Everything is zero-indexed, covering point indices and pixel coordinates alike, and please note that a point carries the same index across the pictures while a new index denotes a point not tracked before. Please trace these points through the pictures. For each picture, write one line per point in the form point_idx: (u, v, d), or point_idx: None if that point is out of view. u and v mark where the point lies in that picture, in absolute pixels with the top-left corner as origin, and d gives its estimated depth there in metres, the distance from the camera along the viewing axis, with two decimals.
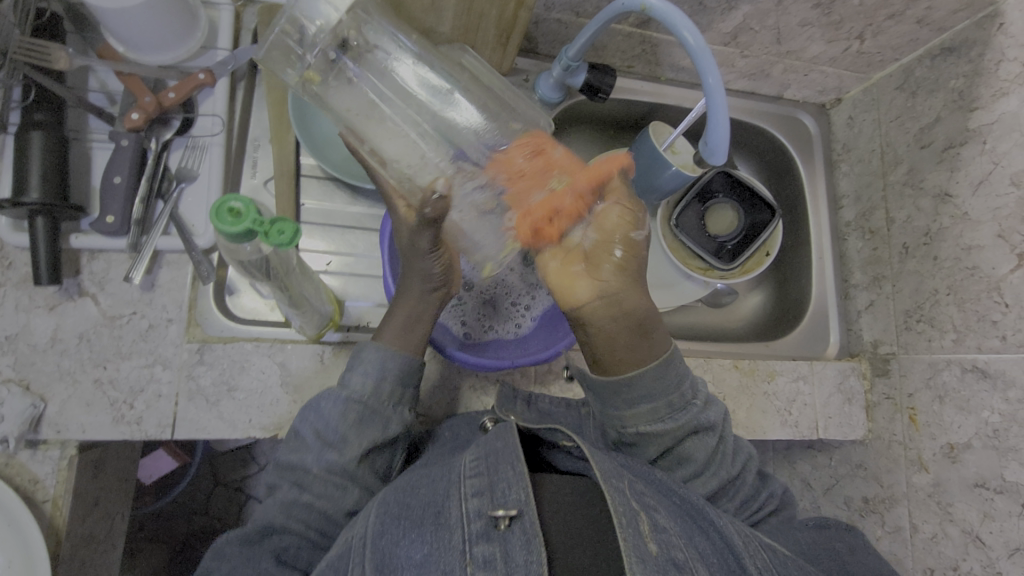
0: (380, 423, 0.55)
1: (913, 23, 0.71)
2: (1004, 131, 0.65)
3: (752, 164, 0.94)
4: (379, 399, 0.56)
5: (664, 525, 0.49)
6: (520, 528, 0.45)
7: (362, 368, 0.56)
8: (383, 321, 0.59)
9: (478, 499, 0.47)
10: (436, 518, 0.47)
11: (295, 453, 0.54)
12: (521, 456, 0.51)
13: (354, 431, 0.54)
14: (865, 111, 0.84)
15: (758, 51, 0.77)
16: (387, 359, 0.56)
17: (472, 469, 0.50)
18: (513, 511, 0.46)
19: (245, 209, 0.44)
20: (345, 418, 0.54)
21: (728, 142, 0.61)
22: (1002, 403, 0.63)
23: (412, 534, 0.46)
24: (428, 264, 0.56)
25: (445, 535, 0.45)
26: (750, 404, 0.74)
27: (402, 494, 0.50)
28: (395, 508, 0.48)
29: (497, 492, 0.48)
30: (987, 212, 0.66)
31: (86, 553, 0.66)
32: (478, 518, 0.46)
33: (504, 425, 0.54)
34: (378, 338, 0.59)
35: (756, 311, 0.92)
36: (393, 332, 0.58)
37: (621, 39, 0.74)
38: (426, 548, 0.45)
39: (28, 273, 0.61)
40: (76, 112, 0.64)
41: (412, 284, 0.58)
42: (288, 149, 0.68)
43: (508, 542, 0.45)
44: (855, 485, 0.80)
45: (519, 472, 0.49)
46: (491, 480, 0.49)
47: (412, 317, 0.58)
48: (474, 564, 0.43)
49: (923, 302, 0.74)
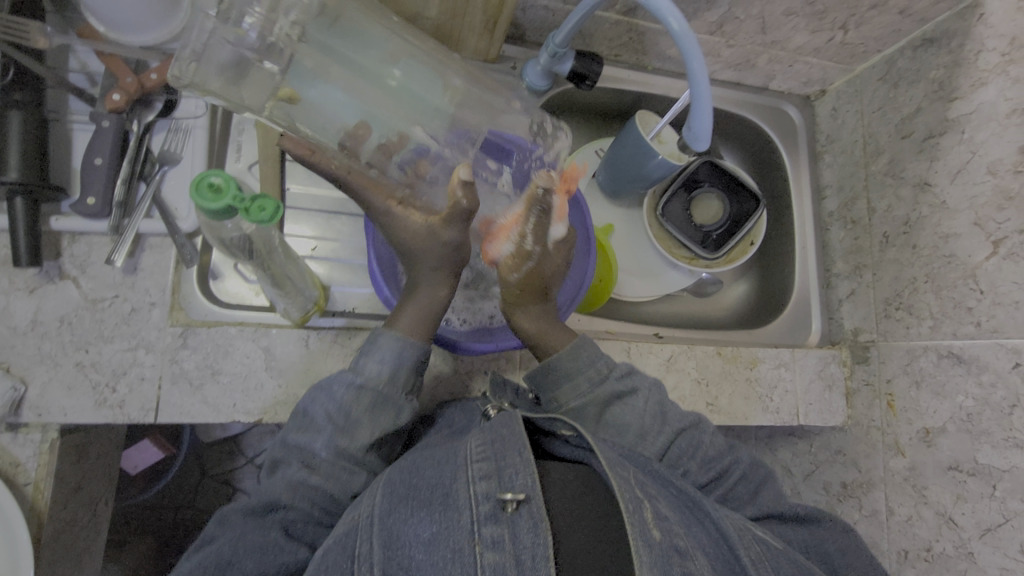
0: (395, 408, 0.56)
1: (895, 13, 0.71)
2: (981, 121, 0.66)
3: (737, 155, 0.95)
4: (393, 386, 0.57)
5: (666, 514, 0.50)
6: (528, 512, 0.45)
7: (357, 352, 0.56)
8: (397, 311, 0.59)
9: (485, 483, 0.47)
10: (444, 499, 0.47)
11: (305, 433, 0.54)
12: (527, 443, 0.50)
13: (367, 417, 0.55)
14: (849, 102, 0.85)
15: (743, 41, 0.77)
16: (403, 347, 0.57)
17: (478, 453, 0.49)
18: (520, 495, 0.46)
19: (226, 184, 0.43)
20: (359, 403, 0.55)
21: (711, 128, 0.61)
22: (976, 387, 0.65)
23: (421, 513, 0.46)
24: (445, 253, 0.58)
25: (453, 515, 0.45)
26: (733, 391, 0.75)
27: (408, 475, 0.49)
28: (401, 489, 0.48)
29: (504, 476, 0.47)
30: (965, 201, 0.67)
31: (69, 538, 0.66)
32: (485, 501, 0.46)
33: (510, 413, 0.54)
34: (391, 327, 0.58)
35: (740, 300, 0.93)
36: (409, 325, 0.58)
37: (608, 26, 0.75)
38: (434, 527, 0.45)
39: (7, 255, 0.60)
40: (56, 92, 0.63)
41: (422, 275, 0.59)
42: (272, 132, 0.67)
43: (515, 525, 0.45)
44: (835, 471, 0.82)
45: (526, 459, 0.48)
46: (497, 465, 0.48)
47: (427, 309, 0.59)
48: (482, 544, 0.43)
49: (903, 290, 0.75)
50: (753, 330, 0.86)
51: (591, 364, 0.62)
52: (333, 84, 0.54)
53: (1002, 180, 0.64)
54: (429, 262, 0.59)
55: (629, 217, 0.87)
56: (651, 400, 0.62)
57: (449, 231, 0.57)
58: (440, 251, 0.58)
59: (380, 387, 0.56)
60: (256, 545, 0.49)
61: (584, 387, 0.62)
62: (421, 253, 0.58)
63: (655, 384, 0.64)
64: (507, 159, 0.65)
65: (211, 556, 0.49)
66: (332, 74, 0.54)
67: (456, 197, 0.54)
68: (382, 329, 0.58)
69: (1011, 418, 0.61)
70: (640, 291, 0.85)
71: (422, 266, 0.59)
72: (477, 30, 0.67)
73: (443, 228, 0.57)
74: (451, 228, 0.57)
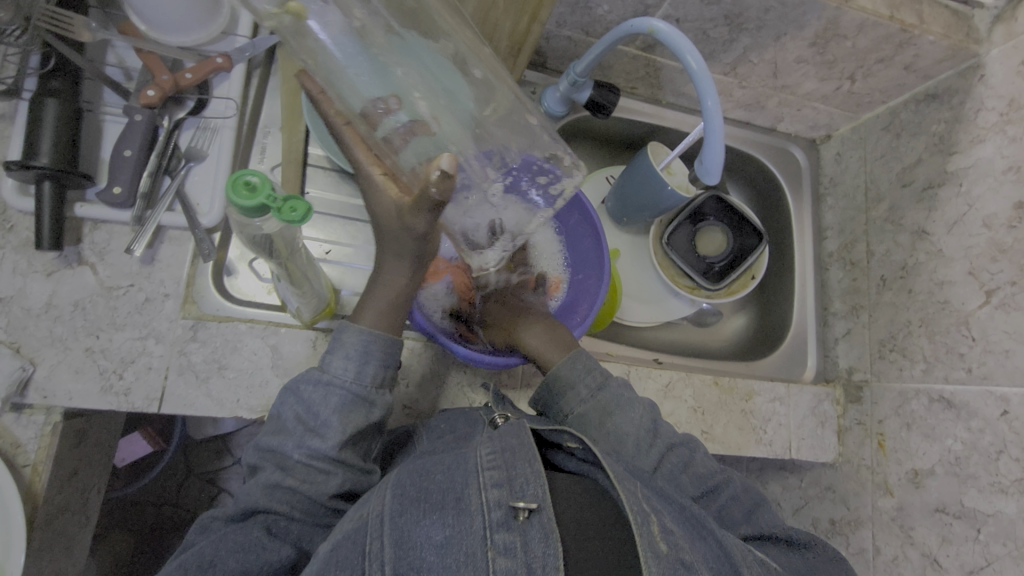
0: (367, 406, 0.56)
1: (901, 68, 0.75)
2: (979, 175, 0.69)
3: (743, 191, 0.98)
4: (362, 383, 0.56)
5: (672, 528, 0.50)
6: (539, 521, 0.47)
7: (342, 352, 0.56)
8: (362, 299, 0.59)
9: (497, 490, 0.48)
10: (456, 503, 0.48)
11: (278, 437, 0.55)
12: (537, 455, 0.51)
13: (336, 416, 0.54)
14: (853, 148, 0.89)
15: (755, 83, 0.81)
16: (370, 343, 0.57)
17: (489, 461, 0.50)
18: (532, 505, 0.47)
19: (261, 184, 0.45)
20: (326, 403, 0.55)
21: (722, 164, 0.63)
22: (964, 432, 0.66)
23: (434, 516, 0.47)
24: (415, 242, 0.55)
25: (466, 519, 0.47)
26: (728, 421, 0.76)
27: (419, 478, 0.50)
28: (411, 492, 0.48)
29: (516, 484, 0.49)
30: (960, 250, 0.70)
31: (59, 525, 0.65)
32: (497, 508, 0.47)
33: (518, 423, 0.55)
34: (356, 320, 0.58)
35: (739, 332, 0.95)
36: (373, 314, 0.58)
37: (626, 60, 0.78)
38: (447, 530, 0.46)
39: (29, 238, 0.61)
40: (92, 84, 0.65)
41: (391, 262, 0.58)
42: (298, 137, 0.70)
43: (527, 534, 0.46)
44: (823, 507, 0.83)
45: (537, 469, 0.50)
46: (509, 474, 0.49)
47: (392, 299, 0.59)
48: (494, 550, 0.45)
49: (897, 333, 0.77)
50: (750, 363, 0.88)
51: (592, 383, 0.64)
52: (374, 62, 0.55)
53: (996, 234, 0.66)
54: (397, 249, 0.57)
55: (635, 245, 0.89)
56: (654, 425, 0.63)
57: (417, 225, 0.52)
58: (409, 243, 0.55)
59: (347, 385, 0.55)
60: (237, 545, 0.49)
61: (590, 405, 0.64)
62: (395, 240, 0.56)
63: (657, 410, 0.66)
64: (518, 172, 0.56)
65: (193, 555, 0.48)
66: (376, 56, 0.55)
67: (428, 184, 0.47)
68: (348, 325, 0.57)
69: (997, 464, 0.62)
70: (639, 316, 0.87)
71: (387, 252, 0.58)
72: (503, 54, 0.70)
73: (413, 219, 0.52)
74: (417, 219, 0.51)
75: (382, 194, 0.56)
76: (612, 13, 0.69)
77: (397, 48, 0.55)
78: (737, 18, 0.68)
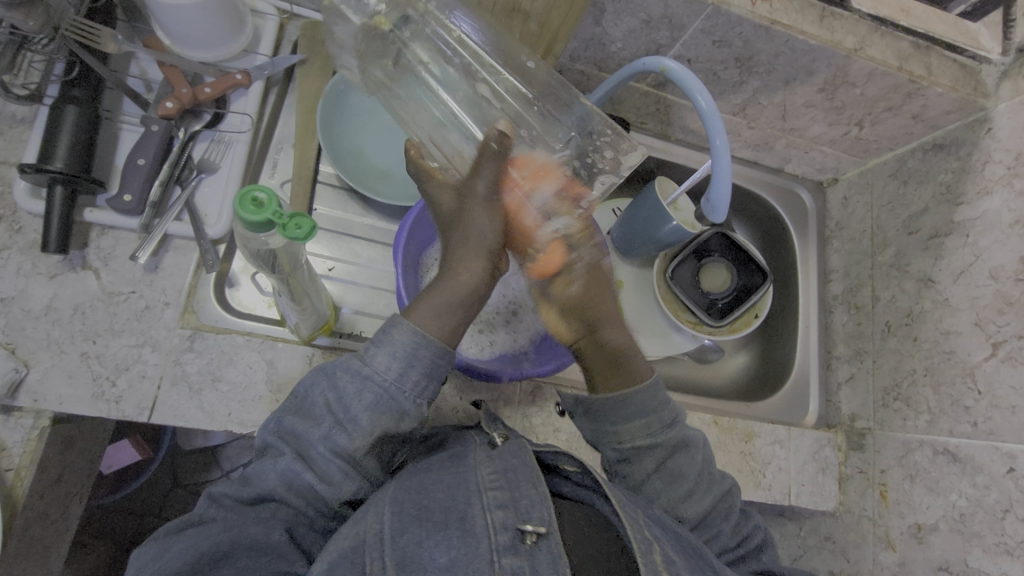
0: (398, 416, 0.50)
1: (908, 117, 0.76)
2: (986, 227, 0.69)
3: (748, 230, 0.98)
4: (403, 391, 0.50)
5: (674, 557, 0.50)
6: (546, 545, 0.46)
7: (390, 349, 0.50)
8: (420, 297, 0.51)
9: (502, 512, 0.47)
10: (461, 523, 0.47)
11: (304, 421, 0.50)
12: (542, 476, 0.50)
13: (367, 414, 0.49)
14: (859, 193, 0.89)
15: (764, 124, 0.82)
16: (417, 347, 0.49)
17: (492, 482, 0.50)
18: (540, 528, 0.46)
19: (268, 200, 0.45)
20: (360, 400, 0.49)
21: (729, 202, 0.63)
22: (969, 487, 0.65)
23: (438, 536, 0.46)
24: (482, 215, 0.50)
25: (472, 541, 0.46)
26: (726, 462, 0.74)
27: (418, 495, 0.49)
28: (412, 509, 0.47)
29: (521, 507, 0.48)
30: (966, 300, 0.69)
31: (37, 532, 0.64)
32: (504, 531, 0.46)
33: (520, 442, 0.54)
34: (405, 318, 0.51)
35: (739, 371, 0.93)
36: (429, 319, 0.50)
37: (637, 96, 0.79)
38: (452, 552, 0.45)
39: (35, 240, 0.62)
40: (113, 94, 0.67)
41: (455, 260, 0.51)
42: (309, 156, 0.71)
43: (534, 559, 0.45)
44: (823, 558, 0.80)
45: (542, 491, 0.49)
46: (513, 494, 0.48)
47: (451, 302, 0.50)
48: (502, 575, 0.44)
49: (901, 381, 0.76)
50: (750, 403, 0.87)
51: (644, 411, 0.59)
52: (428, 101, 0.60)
53: (1003, 286, 0.66)
54: (461, 240, 0.51)
55: (639, 278, 0.89)
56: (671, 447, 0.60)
57: (480, 181, 0.50)
58: (476, 217, 0.50)
59: (387, 388, 0.49)
60: (254, 542, 0.45)
61: (651, 429, 0.59)
62: (466, 226, 0.51)
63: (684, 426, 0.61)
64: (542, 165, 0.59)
65: (205, 543, 0.44)
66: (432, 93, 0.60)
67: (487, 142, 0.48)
68: (399, 320, 0.50)
69: (1003, 524, 0.61)
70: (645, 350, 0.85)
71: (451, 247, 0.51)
72: None
73: (477, 177, 0.50)
74: (480, 177, 0.50)
75: (437, 186, 0.54)
76: (626, 50, 0.70)
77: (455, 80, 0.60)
78: (747, 61, 0.69)
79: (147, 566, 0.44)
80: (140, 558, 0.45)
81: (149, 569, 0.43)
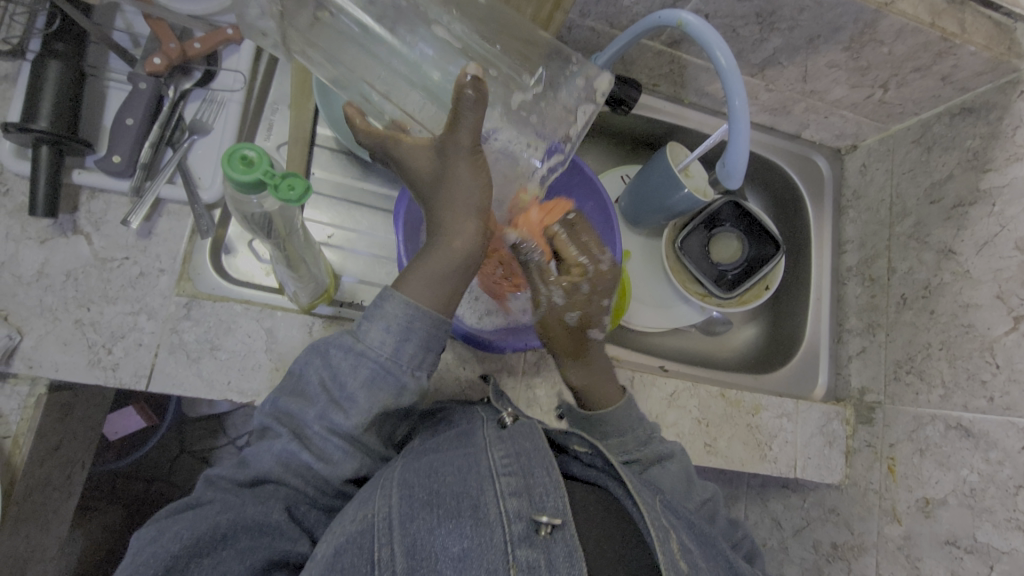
0: (393, 386, 0.48)
1: (937, 79, 0.72)
2: (1014, 195, 0.66)
3: (761, 198, 0.95)
4: (398, 361, 0.48)
5: (689, 545, 0.49)
6: (562, 537, 0.44)
7: (383, 323, 0.48)
8: (409, 267, 0.49)
9: (516, 500, 0.46)
10: (474, 512, 0.46)
11: (298, 401, 0.49)
12: (555, 461, 0.49)
13: (363, 392, 0.47)
14: (879, 160, 0.85)
15: (783, 86, 0.78)
16: (413, 320, 0.47)
17: (504, 466, 0.49)
18: (555, 520, 0.45)
19: (258, 158, 0.43)
20: (356, 376, 0.47)
21: (746, 168, 0.60)
22: (982, 463, 0.64)
23: (450, 524, 0.45)
24: (466, 176, 0.46)
25: (486, 532, 0.44)
26: (733, 434, 0.73)
27: (427, 477, 0.48)
28: (422, 494, 0.47)
29: (535, 495, 0.46)
30: (989, 272, 0.67)
31: (39, 498, 0.64)
32: (518, 521, 0.45)
33: (530, 425, 0.53)
34: (398, 290, 0.48)
35: (748, 344, 0.91)
36: (421, 290, 0.48)
37: (650, 56, 0.75)
38: (465, 542, 0.44)
39: (24, 203, 0.59)
40: (98, 48, 0.63)
41: (442, 229, 0.48)
42: (306, 116, 0.68)
43: (550, 552, 0.43)
44: (825, 530, 0.80)
45: (555, 478, 0.48)
46: (527, 481, 0.47)
47: (446, 269, 0.48)
48: (517, 568, 0.43)
49: (915, 355, 0.74)
50: (760, 376, 0.85)
51: (634, 424, 0.60)
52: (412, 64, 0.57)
53: None
54: (446, 204, 0.47)
55: (647, 246, 0.87)
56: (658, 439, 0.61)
57: (459, 135, 0.45)
58: (460, 176, 0.46)
59: (379, 359, 0.47)
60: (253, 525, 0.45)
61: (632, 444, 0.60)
62: (450, 186, 0.47)
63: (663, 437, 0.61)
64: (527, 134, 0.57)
65: (203, 524, 0.44)
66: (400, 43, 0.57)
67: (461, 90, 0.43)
68: (388, 291, 0.48)
69: (1015, 499, 0.60)
70: (650, 321, 0.84)
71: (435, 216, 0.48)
72: None
73: (455, 129, 0.45)
74: (459, 130, 0.45)
75: (410, 146, 0.49)
76: (639, 5, 0.66)
77: (459, 46, 0.57)
78: (769, 16, 0.65)
79: (142, 548, 0.43)
80: (139, 536, 0.44)
81: (141, 554, 0.42)
